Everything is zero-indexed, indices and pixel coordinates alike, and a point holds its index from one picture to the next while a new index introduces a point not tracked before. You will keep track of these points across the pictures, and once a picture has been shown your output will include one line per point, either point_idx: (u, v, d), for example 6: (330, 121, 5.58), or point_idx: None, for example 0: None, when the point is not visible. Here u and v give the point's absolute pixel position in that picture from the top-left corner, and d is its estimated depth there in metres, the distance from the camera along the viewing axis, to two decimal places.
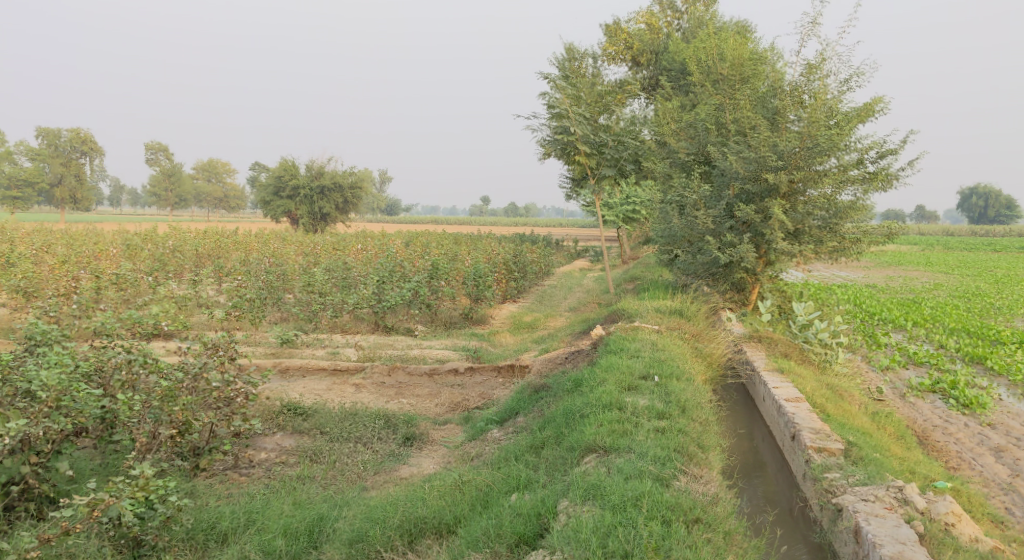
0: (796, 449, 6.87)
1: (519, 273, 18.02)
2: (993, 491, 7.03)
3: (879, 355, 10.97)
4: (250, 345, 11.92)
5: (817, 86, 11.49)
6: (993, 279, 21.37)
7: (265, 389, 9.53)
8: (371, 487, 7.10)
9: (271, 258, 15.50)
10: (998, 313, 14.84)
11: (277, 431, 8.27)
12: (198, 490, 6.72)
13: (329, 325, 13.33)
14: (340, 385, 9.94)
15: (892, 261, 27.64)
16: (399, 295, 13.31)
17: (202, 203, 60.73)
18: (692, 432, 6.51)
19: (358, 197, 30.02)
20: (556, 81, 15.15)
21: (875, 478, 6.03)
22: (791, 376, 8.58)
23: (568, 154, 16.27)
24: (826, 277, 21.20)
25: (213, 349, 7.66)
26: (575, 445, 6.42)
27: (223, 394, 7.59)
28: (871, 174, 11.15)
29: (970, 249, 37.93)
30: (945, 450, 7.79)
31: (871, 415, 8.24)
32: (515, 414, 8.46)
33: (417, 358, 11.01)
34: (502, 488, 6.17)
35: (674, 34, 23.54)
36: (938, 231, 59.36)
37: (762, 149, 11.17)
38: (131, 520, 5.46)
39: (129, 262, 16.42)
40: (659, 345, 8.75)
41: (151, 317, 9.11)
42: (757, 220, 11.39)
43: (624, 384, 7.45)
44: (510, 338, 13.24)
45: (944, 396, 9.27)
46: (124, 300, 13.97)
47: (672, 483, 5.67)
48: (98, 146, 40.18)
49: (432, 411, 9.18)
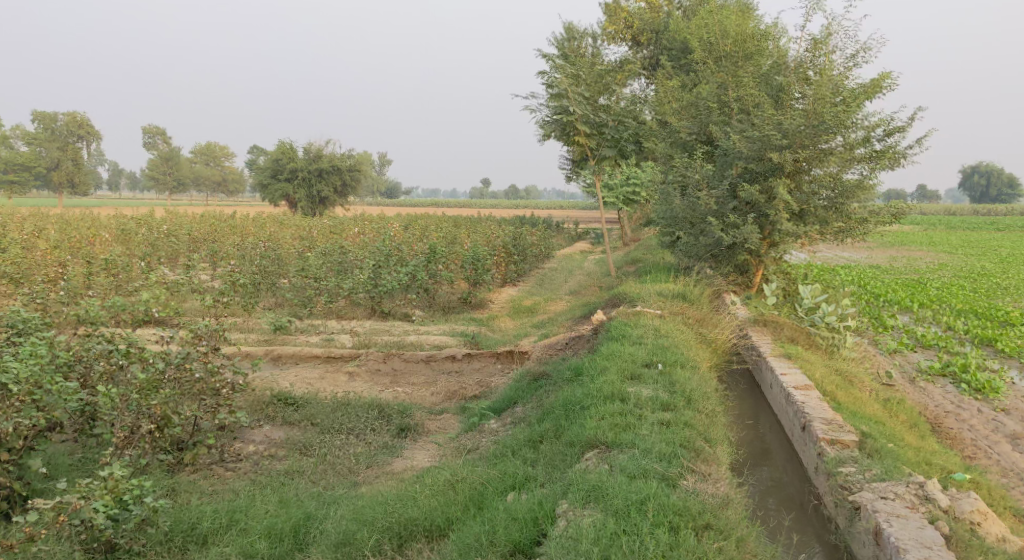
0: (807, 441, 6.58)
1: (519, 256, 17.67)
2: (1012, 481, 6.75)
3: (887, 337, 10.63)
4: (242, 333, 11.57)
5: (823, 62, 11.08)
6: (999, 258, 20.96)
7: (255, 377, 9.23)
8: (363, 482, 6.84)
9: (266, 243, 15.15)
10: (1005, 293, 14.49)
11: (265, 422, 7.98)
12: (179, 490, 6.44)
13: (324, 311, 12.93)
14: (333, 373, 9.63)
15: (895, 241, 27.26)
16: (396, 280, 12.97)
17: (201, 188, 60.23)
18: (699, 425, 6.20)
19: (357, 180, 29.65)
20: (555, 60, 14.72)
21: (893, 472, 5.73)
22: (799, 362, 8.26)
23: (568, 134, 15.89)
24: (829, 258, 20.84)
25: (197, 339, 7.37)
26: (575, 441, 6.12)
27: (208, 386, 7.30)
28: (878, 153, 10.75)
29: (971, 228, 37.46)
30: (960, 438, 7.49)
31: (882, 402, 7.92)
32: (513, 404, 8.16)
33: (414, 344, 10.69)
34: (497, 487, 5.86)
35: (675, 12, 23.02)
36: (939, 210, 58.92)
37: (766, 127, 10.79)
38: (104, 522, 5.21)
39: (121, 247, 16.04)
40: (663, 331, 8.43)
41: (141, 303, 8.79)
42: (762, 201, 11.03)
43: (627, 373, 7.14)
44: (510, 323, 12.95)
45: (955, 380, 8.96)
46: (116, 286, 13.60)
47: (679, 483, 5.37)
48: (95, 130, 39.94)
49: (427, 400, 8.87)
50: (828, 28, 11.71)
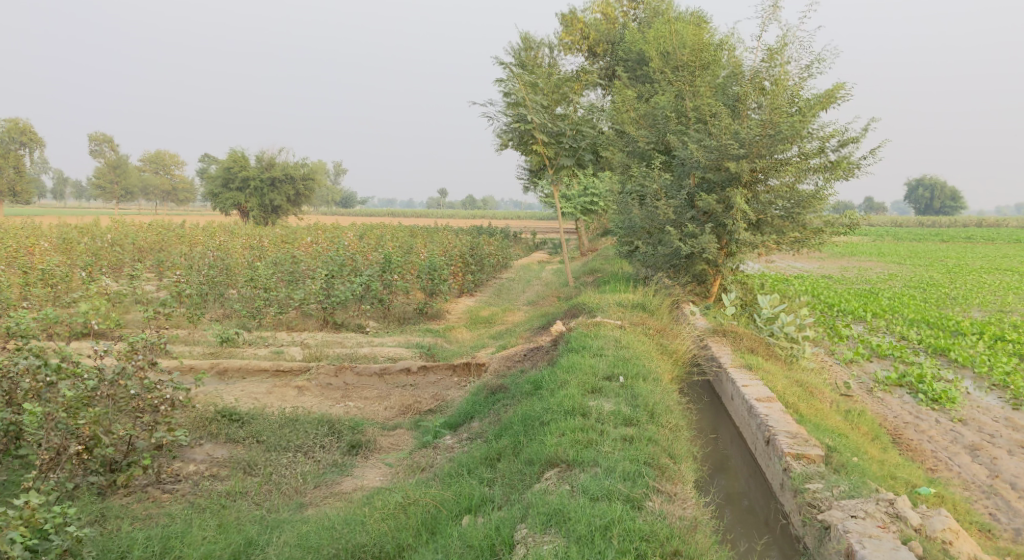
0: (771, 455, 6.45)
1: (476, 266, 17.36)
2: (975, 494, 6.73)
3: (842, 347, 10.58)
4: (186, 345, 11.05)
5: (778, 73, 11.00)
6: (945, 269, 21.35)
7: (198, 392, 8.77)
8: (309, 504, 6.48)
9: (214, 252, 14.56)
10: (954, 303, 14.68)
11: (207, 441, 7.51)
12: (109, 515, 5.99)
13: (273, 323, 12.55)
14: (281, 387, 9.21)
15: (846, 252, 27.68)
16: (349, 290, 12.57)
17: (150, 197, 58.58)
18: (663, 440, 6.01)
19: (311, 189, 29.04)
20: (512, 67, 14.53)
21: (861, 489, 5.63)
22: (760, 373, 8.10)
23: (526, 143, 15.68)
24: (783, 268, 20.98)
25: (133, 353, 6.79)
26: (534, 459, 5.86)
27: (145, 403, 6.78)
28: (833, 163, 10.76)
29: (917, 240, 38.28)
30: (920, 449, 7.44)
31: (843, 413, 7.83)
32: (470, 419, 7.85)
33: (367, 357, 10.29)
34: (451, 510, 5.56)
35: (630, 24, 23.07)
36: (887, 221, 60.30)
37: (723, 136, 10.72)
38: (21, 553, 4.80)
39: (61, 256, 15.31)
40: (623, 342, 8.24)
41: (78, 315, 8.27)
42: (719, 210, 10.94)
43: (587, 386, 6.90)
44: (466, 334, 12.64)
45: (912, 391, 8.91)
46: (54, 297, 12.94)
47: (644, 504, 5.16)
48: (37, 137, 38.61)
49: (380, 415, 8.50)
50: (782, 39, 11.70)
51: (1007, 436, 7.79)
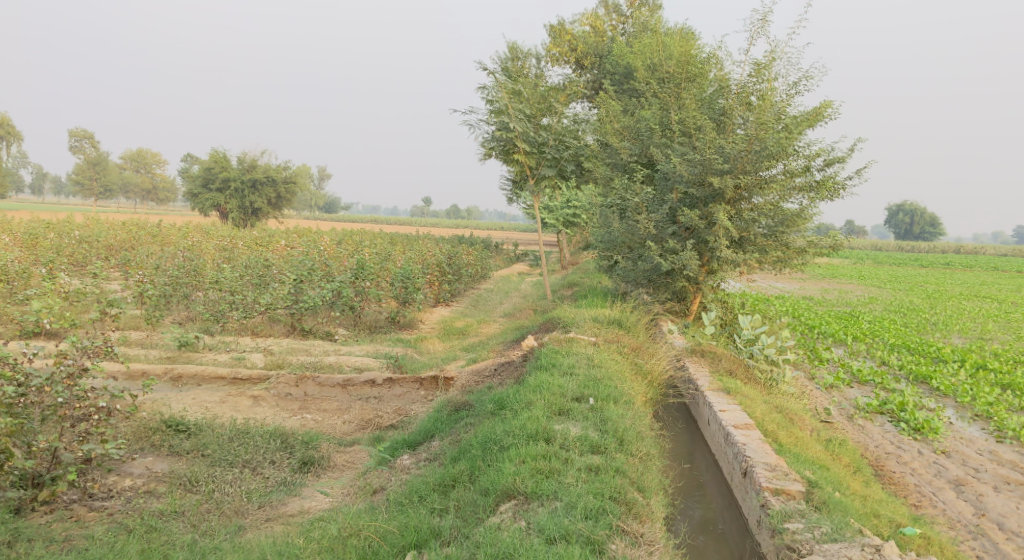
0: (747, 487, 6.10)
1: (453, 275, 16.86)
2: (960, 534, 6.42)
3: (822, 370, 10.21)
4: (142, 348, 10.48)
5: (765, 88, 10.64)
6: (924, 294, 21.16)
7: (145, 399, 8.22)
8: (248, 527, 6.01)
9: (182, 252, 13.97)
10: (935, 329, 14.40)
11: (147, 454, 6.97)
12: (21, 537, 5.59)
13: (237, 327, 11.98)
14: (235, 396, 8.65)
15: (827, 274, 27.54)
16: (319, 296, 12.06)
17: (130, 196, 57.45)
18: (631, 472, 5.63)
19: (292, 193, 28.44)
20: (496, 74, 14.10)
21: (844, 531, 5.31)
22: (738, 398, 7.68)
23: (507, 152, 15.24)
24: (764, 288, 20.70)
25: (64, 357, 6.28)
26: (491, 489, 5.48)
27: (73, 412, 6.24)
28: (818, 183, 10.43)
29: (897, 265, 38.28)
30: (903, 483, 7.07)
31: (824, 442, 7.43)
32: (430, 437, 7.37)
33: (331, 366, 9.74)
34: (395, 546, 5.17)
35: (618, 38, 22.80)
36: (867, 245, 60.52)
37: (707, 150, 10.35)
38: None
39: (23, 250, 14.62)
40: (596, 361, 7.80)
41: (32, 313, 7.75)
42: (701, 226, 10.58)
43: (554, 408, 6.47)
44: (438, 345, 12.18)
45: (893, 419, 8.53)
46: (9, 293, 12.30)
47: (606, 547, 4.91)
48: (15, 130, 37.63)
49: (338, 429, 8.00)
50: (770, 54, 11.39)
51: (991, 471, 7.45)
